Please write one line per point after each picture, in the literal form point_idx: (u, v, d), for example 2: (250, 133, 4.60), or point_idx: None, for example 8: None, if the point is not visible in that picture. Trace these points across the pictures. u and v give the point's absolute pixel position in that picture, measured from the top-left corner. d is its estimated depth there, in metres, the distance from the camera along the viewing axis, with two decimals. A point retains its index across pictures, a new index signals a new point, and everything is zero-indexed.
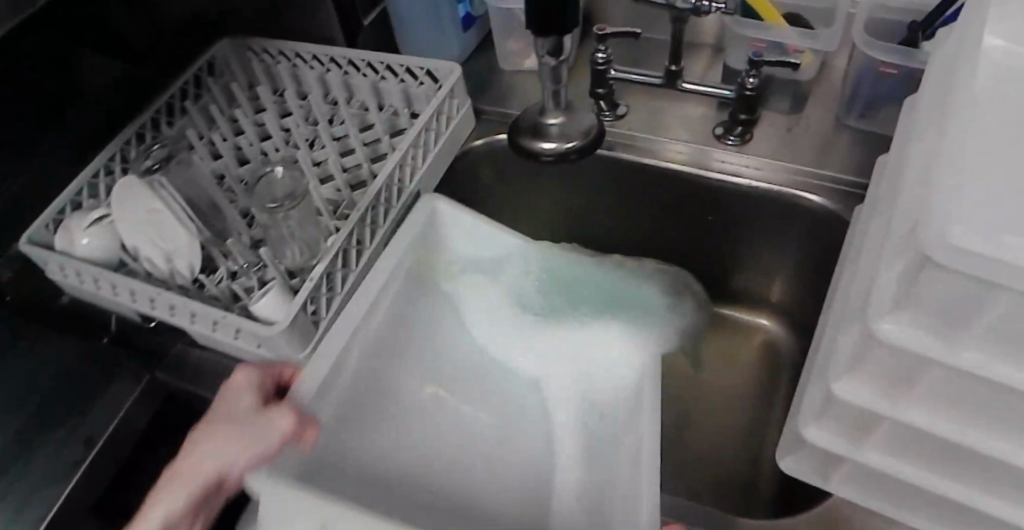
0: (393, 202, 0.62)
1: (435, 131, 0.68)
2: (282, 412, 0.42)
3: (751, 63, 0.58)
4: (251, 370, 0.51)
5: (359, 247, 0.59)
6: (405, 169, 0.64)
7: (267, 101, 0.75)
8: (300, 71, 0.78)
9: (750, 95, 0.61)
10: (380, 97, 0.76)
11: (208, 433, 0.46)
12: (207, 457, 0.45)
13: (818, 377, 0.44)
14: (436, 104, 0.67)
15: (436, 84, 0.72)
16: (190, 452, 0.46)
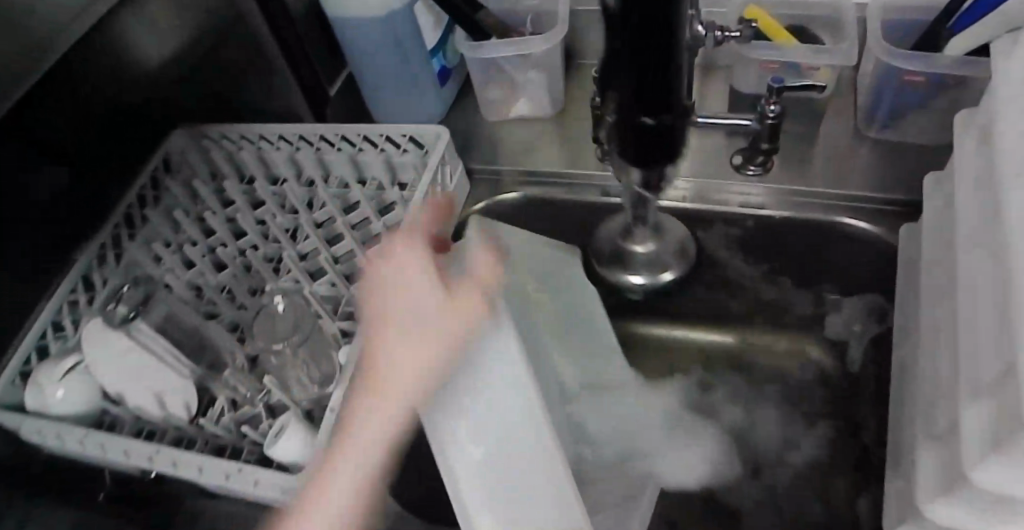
0: None
1: None
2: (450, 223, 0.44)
3: (772, 88, 0.53)
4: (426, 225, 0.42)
5: None
6: None
7: (237, 195, 0.67)
8: (267, 154, 0.71)
9: (773, 121, 0.54)
10: (360, 171, 0.70)
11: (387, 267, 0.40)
12: (408, 318, 0.40)
13: (915, 444, 0.40)
14: (430, 178, 0.61)
15: (423, 152, 0.67)
16: (376, 360, 0.40)
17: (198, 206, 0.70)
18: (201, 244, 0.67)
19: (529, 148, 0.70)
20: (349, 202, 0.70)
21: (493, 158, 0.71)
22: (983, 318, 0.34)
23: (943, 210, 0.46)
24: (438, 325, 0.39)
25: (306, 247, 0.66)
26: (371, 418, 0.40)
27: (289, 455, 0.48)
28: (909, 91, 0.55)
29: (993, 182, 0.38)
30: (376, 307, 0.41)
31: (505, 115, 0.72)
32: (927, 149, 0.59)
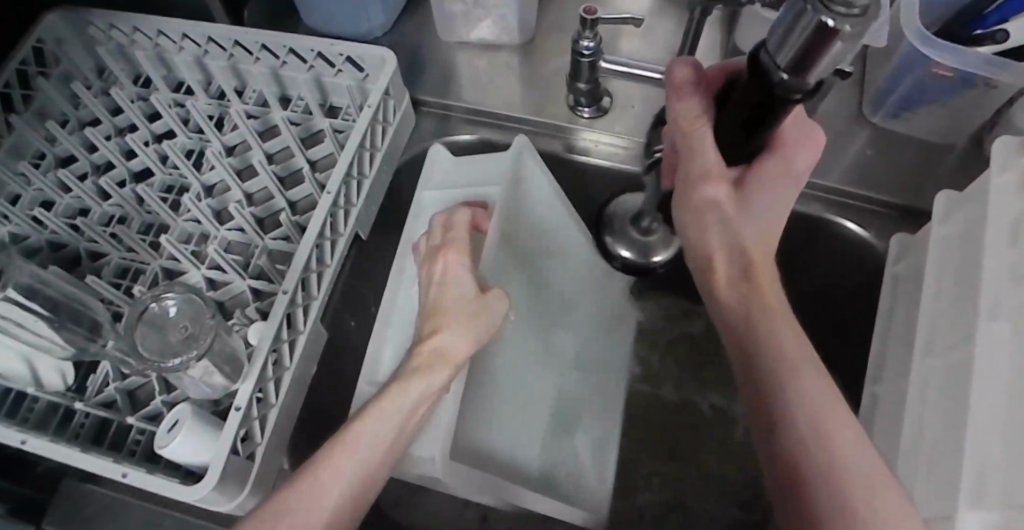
0: (328, 264, 0.49)
1: (369, 149, 0.52)
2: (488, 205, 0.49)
3: None
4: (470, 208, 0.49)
5: (290, 337, 0.45)
6: (337, 212, 0.49)
7: (127, 105, 0.55)
8: (168, 54, 0.58)
9: None
10: (284, 87, 0.58)
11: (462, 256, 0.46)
12: (455, 256, 0.46)
13: None
14: (369, 115, 0.51)
15: (361, 76, 0.55)
16: (434, 290, 0.45)
17: (81, 112, 0.57)
18: (82, 163, 0.55)
19: (491, 82, 0.60)
20: (269, 125, 0.58)
21: (447, 91, 0.60)
22: (987, 398, 0.33)
23: (950, 238, 0.42)
24: (478, 307, 0.44)
25: (212, 178, 0.55)
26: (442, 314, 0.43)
27: (181, 453, 0.41)
28: (935, 82, 0.50)
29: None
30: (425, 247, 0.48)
31: (466, 37, 0.61)
32: (925, 147, 0.55)
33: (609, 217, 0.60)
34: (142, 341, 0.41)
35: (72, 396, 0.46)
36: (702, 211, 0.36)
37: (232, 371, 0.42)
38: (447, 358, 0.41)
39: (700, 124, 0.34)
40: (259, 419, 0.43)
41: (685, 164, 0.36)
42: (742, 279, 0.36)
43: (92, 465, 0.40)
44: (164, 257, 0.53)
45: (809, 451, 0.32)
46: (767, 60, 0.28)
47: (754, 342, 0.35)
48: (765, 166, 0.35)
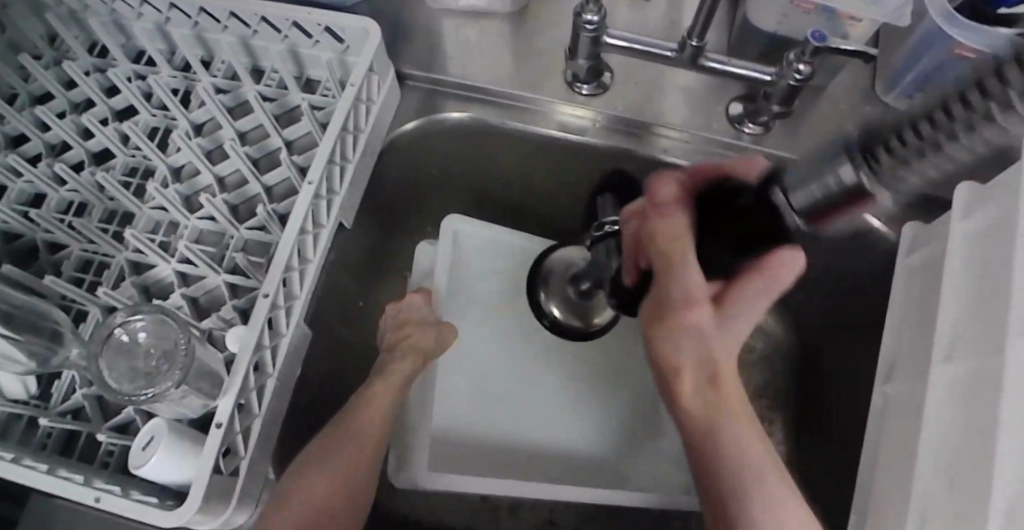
0: (310, 259, 0.45)
1: (353, 131, 0.48)
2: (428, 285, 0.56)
3: (812, 47, 0.44)
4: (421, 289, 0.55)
5: (272, 342, 0.42)
6: (319, 201, 0.45)
7: (81, 79, 0.49)
8: (125, 21, 0.51)
9: (795, 84, 0.47)
10: (256, 58, 0.53)
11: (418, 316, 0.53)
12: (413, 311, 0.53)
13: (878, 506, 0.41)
14: (352, 95, 0.47)
15: (341, 48, 0.50)
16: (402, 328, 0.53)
17: (32, 85, 0.51)
18: (35, 143, 0.49)
19: (482, 54, 0.55)
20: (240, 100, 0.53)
21: (434, 63, 0.55)
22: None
23: (973, 235, 0.43)
24: (428, 322, 0.53)
25: (180, 160, 0.50)
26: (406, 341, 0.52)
27: (160, 473, 0.38)
28: (955, 63, 0.47)
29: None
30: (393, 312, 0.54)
31: (455, 3, 0.56)
32: None
33: (543, 274, 0.61)
34: (112, 375, 0.36)
35: (36, 406, 0.42)
36: (681, 332, 0.38)
37: (211, 385, 0.39)
38: (419, 350, 0.51)
39: (682, 243, 0.37)
40: (243, 432, 0.41)
41: (666, 287, 0.38)
42: (709, 387, 0.40)
43: (64, 491, 0.37)
44: (130, 249, 0.48)
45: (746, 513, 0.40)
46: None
47: (719, 439, 0.40)
48: (749, 288, 0.37)
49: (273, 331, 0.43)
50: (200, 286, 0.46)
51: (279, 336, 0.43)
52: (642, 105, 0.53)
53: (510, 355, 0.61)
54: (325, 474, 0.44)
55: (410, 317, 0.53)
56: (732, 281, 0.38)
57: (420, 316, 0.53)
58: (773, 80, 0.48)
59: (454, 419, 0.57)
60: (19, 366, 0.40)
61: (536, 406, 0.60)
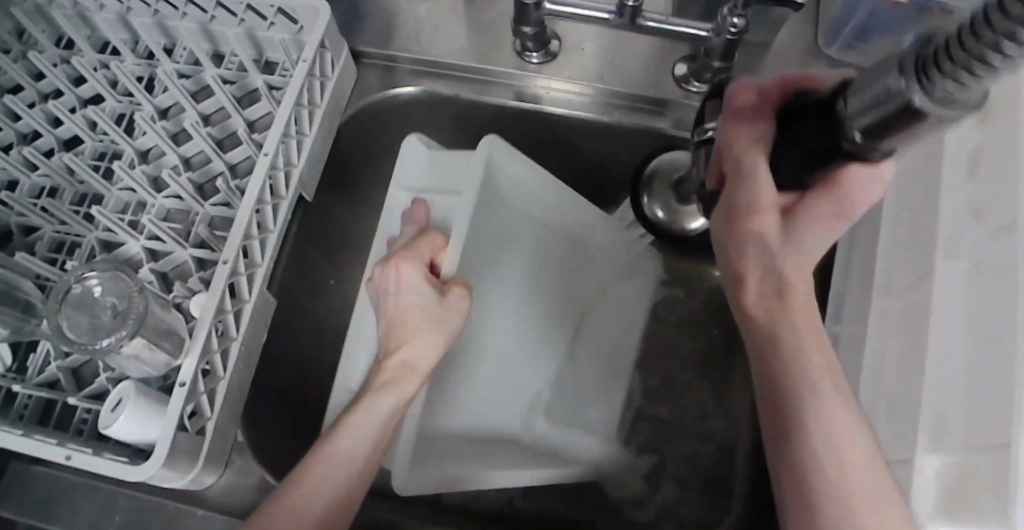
0: (270, 229, 0.47)
1: (308, 106, 0.49)
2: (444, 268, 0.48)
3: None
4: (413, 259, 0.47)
5: (234, 307, 0.44)
6: (277, 174, 0.47)
7: (48, 69, 0.50)
8: (90, 13, 0.53)
9: (732, 38, 0.48)
10: (216, 43, 0.55)
11: (426, 323, 0.45)
12: (416, 316, 0.45)
13: None
14: (305, 70, 0.48)
15: (296, 28, 0.52)
16: (402, 307, 0.46)
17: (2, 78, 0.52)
18: (6, 133, 0.51)
19: (435, 29, 0.57)
20: (202, 84, 0.55)
21: (389, 40, 0.57)
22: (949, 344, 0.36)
23: (905, 173, 0.44)
24: (437, 310, 0.46)
25: (146, 143, 0.52)
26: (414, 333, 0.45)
27: (128, 432, 0.40)
28: (886, 10, 0.48)
29: (982, 175, 0.37)
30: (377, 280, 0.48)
31: None
32: None
33: (656, 174, 0.56)
34: (72, 328, 0.38)
35: (13, 377, 0.44)
36: (743, 246, 0.35)
37: (173, 346, 0.41)
38: (413, 371, 0.45)
39: (756, 157, 0.33)
40: (208, 393, 0.42)
41: (733, 199, 0.34)
42: (776, 298, 0.35)
43: (36, 449, 0.39)
44: (100, 229, 0.49)
45: (805, 432, 0.35)
46: (846, 113, 0.27)
47: (783, 350, 0.35)
48: (819, 204, 0.32)
49: (237, 298, 0.45)
50: (169, 257, 0.48)
51: (243, 300, 0.45)
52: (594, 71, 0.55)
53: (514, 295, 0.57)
54: (344, 475, 0.41)
55: (414, 339, 0.45)
56: (804, 192, 0.33)
57: (427, 312, 0.45)
58: (709, 35, 0.50)
59: (452, 388, 0.53)
60: None
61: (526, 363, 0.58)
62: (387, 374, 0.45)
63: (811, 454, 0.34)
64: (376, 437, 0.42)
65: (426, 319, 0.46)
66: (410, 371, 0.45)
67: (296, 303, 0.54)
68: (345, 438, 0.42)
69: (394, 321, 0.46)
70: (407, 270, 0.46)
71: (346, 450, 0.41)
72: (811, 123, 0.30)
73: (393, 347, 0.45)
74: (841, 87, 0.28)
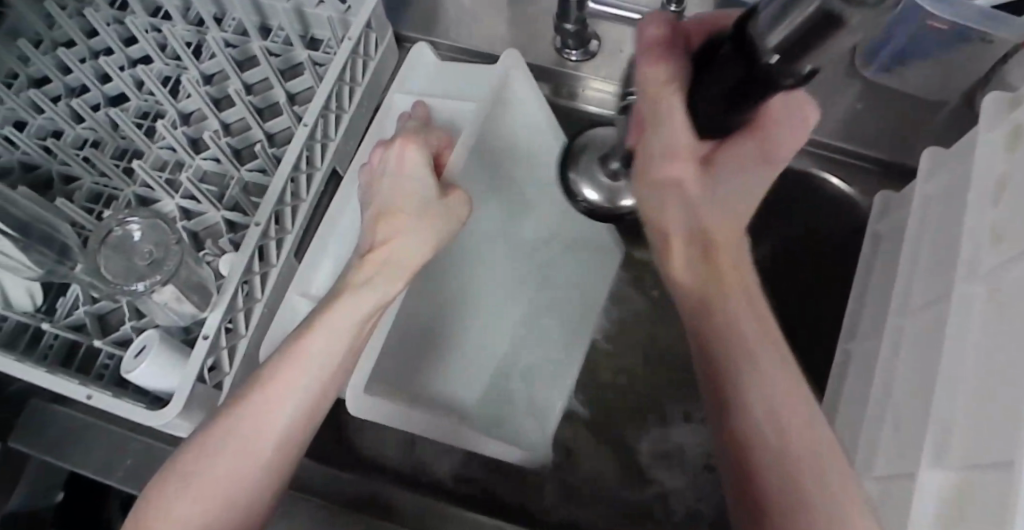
0: (303, 198, 0.48)
1: (349, 83, 0.51)
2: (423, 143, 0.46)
3: None
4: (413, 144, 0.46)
5: (262, 269, 0.45)
6: (315, 145, 0.48)
7: (102, 27, 0.52)
8: None
9: None
10: (265, 17, 0.56)
11: (414, 217, 0.43)
12: (408, 205, 0.43)
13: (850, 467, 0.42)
14: (350, 48, 0.49)
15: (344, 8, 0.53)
16: (398, 213, 0.43)
17: (56, 33, 0.54)
18: (56, 85, 0.52)
19: (477, 21, 0.58)
20: (248, 54, 0.56)
21: (432, 27, 0.58)
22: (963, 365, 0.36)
23: (932, 197, 0.45)
24: (434, 207, 0.44)
25: (190, 106, 0.53)
26: (410, 230, 0.42)
27: (149, 378, 0.41)
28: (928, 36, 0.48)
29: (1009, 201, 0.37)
30: (371, 181, 0.46)
31: None
32: (911, 103, 0.54)
33: (579, 150, 0.55)
34: (111, 270, 0.39)
35: (41, 317, 0.45)
36: (666, 191, 0.35)
37: (201, 299, 0.42)
38: (397, 265, 0.42)
39: (671, 99, 0.33)
40: (229, 350, 0.43)
41: (651, 138, 0.35)
42: (700, 260, 0.36)
43: (60, 386, 0.40)
44: (138, 184, 0.50)
45: (745, 398, 0.33)
46: (757, 36, 0.27)
47: (710, 319, 0.35)
48: (735, 147, 0.36)
49: (263, 262, 0.46)
50: (201, 216, 0.49)
51: (270, 265, 0.46)
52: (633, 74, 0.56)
53: (503, 259, 0.57)
54: (316, 381, 0.39)
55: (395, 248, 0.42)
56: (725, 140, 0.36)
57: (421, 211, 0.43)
58: None
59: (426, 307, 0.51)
60: (29, 271, 0.43)
61: (510, 321, 0.57)
62: (376, 266, 0.41)
63: (752, 425, 0.33)
64: (342, 352, 0.39)
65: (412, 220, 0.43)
66: (399, 257, 0.42)
67: None
68: (318, 346, 0.39)
69: (382, 216, 0.44)
70: (412, 155, 0.45)
71: (314, 368, 0.39)
72: (726, 52, 0.29)
73: (374, 246, 0.42)
74: (746, 19, 0.28)
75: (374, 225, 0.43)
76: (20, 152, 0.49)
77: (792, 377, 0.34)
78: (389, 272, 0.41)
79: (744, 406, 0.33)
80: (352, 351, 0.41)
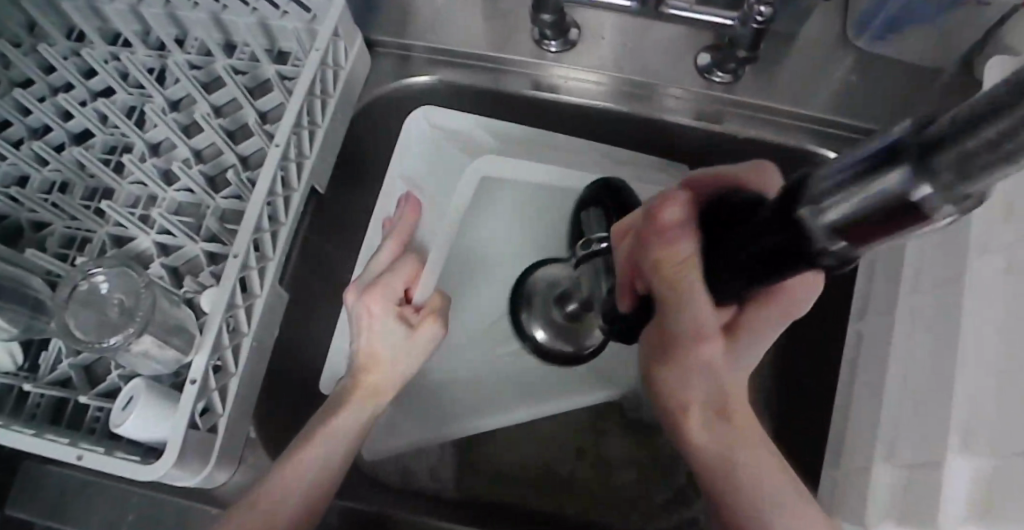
0: (282, 222, 0.45)
1: (320, 96, 0.48)
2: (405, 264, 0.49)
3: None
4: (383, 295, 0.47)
5: (247, 303, 0.43)
6: (289, 165, 0.46)
7: (57, 62, 0.49)
8: (98, 3, 0.52)
9: (758, 28, 0.46)
10: (227, 33, 0.53)
11: (397, 332, 0.47)
12: (387, 325, 0.47)
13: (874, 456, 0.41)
14: (317, 60, 0.46)
15: (308, 17, 0.50)
16: (372, 327, 0.47)
17: (11, 71, 0.51)
18: (17, 128, 0.50)
19: (450, 17, 0.55)
20: (214, 75, 0.53)
21: (404, 28, 0.55)
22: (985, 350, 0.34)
23: None
24: (405, 347, 0.48)
25: (158, 136, 0.51)
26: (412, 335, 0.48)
27: (139, 432, 0.39)
28: None
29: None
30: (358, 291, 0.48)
31: None
32: (909, 68, 0.52)
33: (530, 295, 0.58)
34: (81, 327, 0.37)
35: (23, 375, 0.43)
36: (687, 371, 0.37)
37: (184, 342, 0.40)
38: (385, 386, 0.47)
39: (693, 290, 0.33)
40: (219, 391, 0.42)
41: (670, 318, 0.35)
42: (721, 423, 0.39)
43: (48, 449, 0.38)
44: (111, 223, 0.48)
45: (745, 507, 0.39)
46: (811, 223, 0.22)
47: (730, 472, 0.39)
48: (760, 318, 0.36)
49: (247, 295, 0.43)
50: (180, 252, 0.47)
51: (254, 297, 0.44)
52: (617, 59, 0.53)
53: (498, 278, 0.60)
54: (336, 457, 0.45)
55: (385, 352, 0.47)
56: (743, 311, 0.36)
57: (400, 334, 0.47)
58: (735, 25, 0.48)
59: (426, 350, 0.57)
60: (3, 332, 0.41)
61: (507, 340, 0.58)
62: (359, 396, 0.46)
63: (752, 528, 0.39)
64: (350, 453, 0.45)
65: (396, 350, 0.47)
66: (385, 380, 0.47)
67: (310, 293, 0.53)
68: (328, 447, 0.44)
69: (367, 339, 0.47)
70: (378, 307, 0.47)
71: (323, 455, 0.44)
72: (762, 240, 0.26)
73: (366, 367, 0.47)
74: (799, 184, 0.24)
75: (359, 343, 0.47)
76: None
77: (771, 449, 0.39)
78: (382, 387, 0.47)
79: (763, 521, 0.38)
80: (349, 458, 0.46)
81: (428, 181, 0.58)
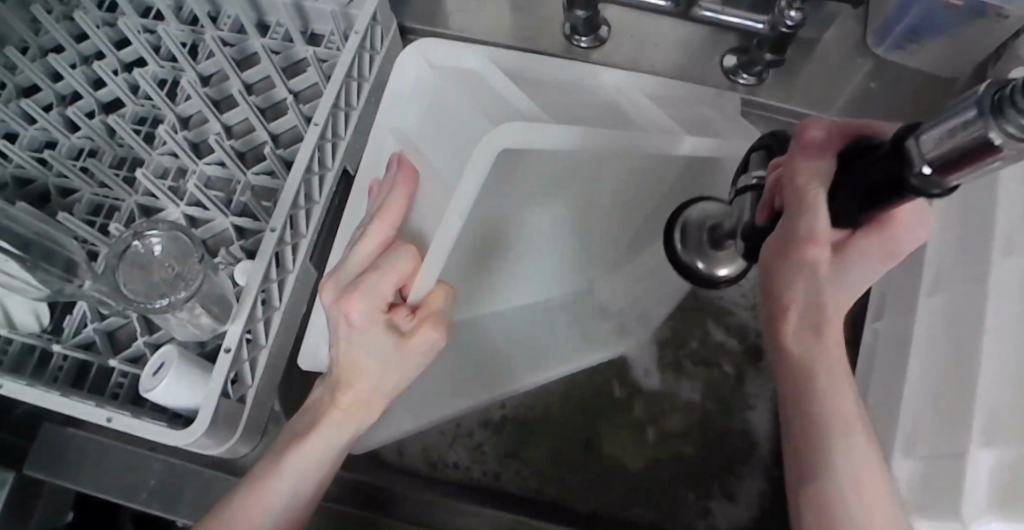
0: (316, 201, 0.46)
1: (357, 79, 0.49)
2: (403, 255, 0.41)
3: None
4: (360, 292, 0.40)
5: (280, 277, 0.43)
6: (325, 144, 0.46)
7: (92, 30, 0.49)
8: None
9: (787, 31, 0.47)
10: (262, 13, 0.54)
11: (382, 339, 0.41)
12: (361, 335, 0.41)
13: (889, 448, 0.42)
14: (357, 42, 0.47)
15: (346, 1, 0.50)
16: (348, 340, 0.41)
17: (43, 38, 0.51)
18: (46, 93, 0.50)
19: (483, 10, 0.57)
20: (246, 53, 0.54)
21: (436, 18, 0.57)
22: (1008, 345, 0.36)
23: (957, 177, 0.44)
24: (394, 357, 0.41)
25: (189, 109, 0.51)
26: (406, 344, 0.41)
27: (171, 397, 0.39)
28: (942, 12, 0.48)
29: None
30: (334, 283, 0.41)
31: None
32: (927, 80, 0.54)
33: (683, 227, 0.52)
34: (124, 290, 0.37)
35: (49, 338, 0.43)
36: (795, 277, 0.34)
37: (220, 311, 0.41)
38: (365, 401, 0.42)
39: (817, 189, 0.32)
40: (249, 362, 0.42)
41: (790, 224, 0.34)
42: (813, 336, 0.35)
43: (76, 410, 0.38)
44: (140, 193, 0.48)
45: (830, 453, 0.35)
46: (914, 149, 0.26)
47: (813, 394, 0.35)
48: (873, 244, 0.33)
49: (280, 270, 0.44)
50: (211, 222, 0.47)
51: (287, 273, 0.44)
52: (645, 57, 0.55)
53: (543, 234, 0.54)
54: (294, 493, 0.42)
55: (370, 360, 0.41)
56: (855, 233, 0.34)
57: (384, 344, 0.41)
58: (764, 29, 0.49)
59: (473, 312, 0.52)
60: (35, 291, 0.42)
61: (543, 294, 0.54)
62: (342, 407, 0.42)
63: (843, 454, 0.35)
64: (317, 486, 0.43)
65: (383, 362, 0.41)
66: (373, 394, 0.42)
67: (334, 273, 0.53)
68: (298, 473, 0.42)
69: (347, 339, 0.41)
70: (361, 312, 0.40)
71: (287, 491, 0.42)
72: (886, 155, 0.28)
73: (341, 375, 0.42)
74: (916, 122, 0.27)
75: (335, 348, 0.42)
76: (15, 166, 0.47)
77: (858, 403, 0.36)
78: (356, 404, 0.42)
79: (835, 466, 0.35)
80: (333, 463, 0.44)
81: (441, 150, 0.52)
